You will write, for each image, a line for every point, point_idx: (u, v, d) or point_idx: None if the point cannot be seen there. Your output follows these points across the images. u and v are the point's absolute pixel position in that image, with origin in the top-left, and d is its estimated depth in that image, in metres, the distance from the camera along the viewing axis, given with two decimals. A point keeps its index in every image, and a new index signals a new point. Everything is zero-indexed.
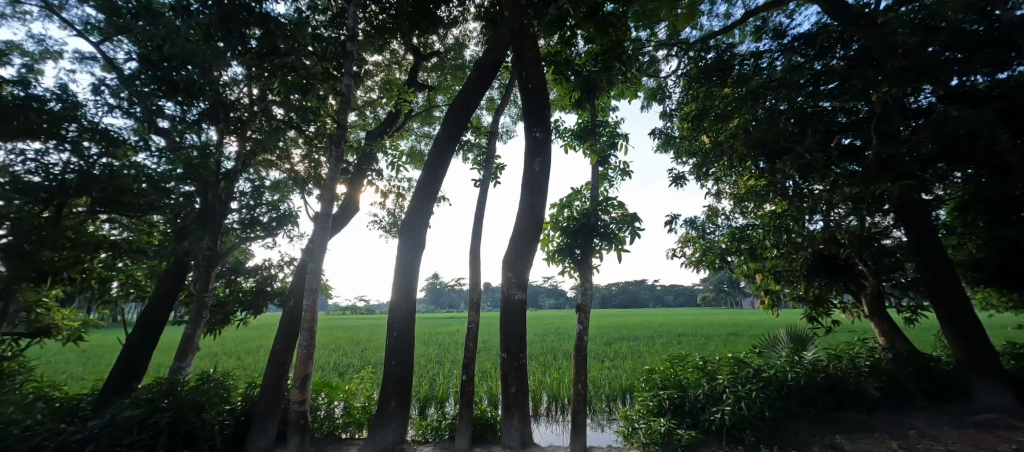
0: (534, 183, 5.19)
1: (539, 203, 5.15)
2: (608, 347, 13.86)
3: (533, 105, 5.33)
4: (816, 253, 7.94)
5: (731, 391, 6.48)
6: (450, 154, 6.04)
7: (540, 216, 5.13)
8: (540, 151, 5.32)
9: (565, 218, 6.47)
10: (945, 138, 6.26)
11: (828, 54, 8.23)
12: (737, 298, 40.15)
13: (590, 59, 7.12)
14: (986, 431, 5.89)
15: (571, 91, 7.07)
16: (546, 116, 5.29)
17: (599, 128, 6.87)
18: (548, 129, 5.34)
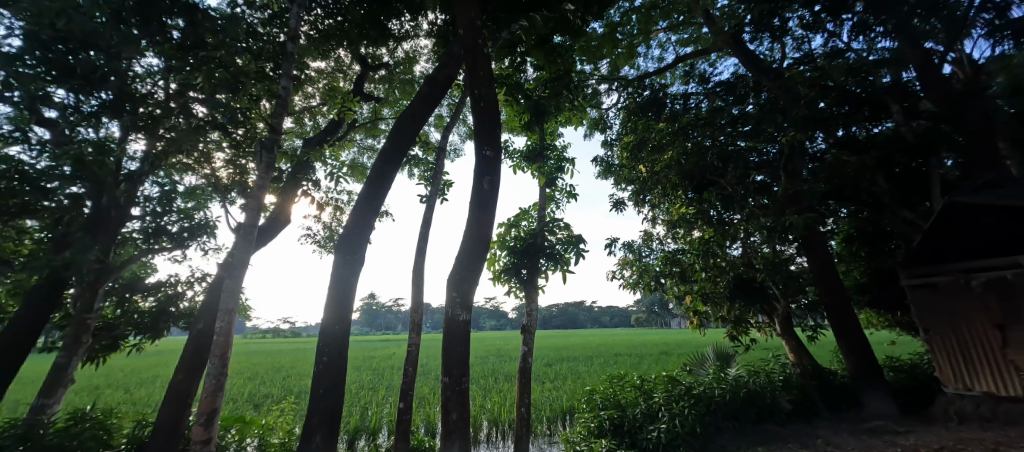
0: (482, 202, 4.93)
1: (487, 222, 4.90)
2: (548, 368, 13.86)
3: (484, 123, 5.18)
4: (737, 277, 8.62)
5: (667, 409, 6.72)
6: (396, 167, 5.76)
7: (487, 235, 4.88)
8: (489, 170, 5.11)
9: (513, 239, 6.45)
10: (840, 178, 7.21)
11: (744, 100, 9.28)
12: (665, 320, 42.86)
13: (540, 85, 7.28)
14: (875, 436, 6.66)
15: (521, 115, 7.16)
16: (496, 135, 5.13)
17: (547, 151, 7.08)
18: (499, 148, 5.16)
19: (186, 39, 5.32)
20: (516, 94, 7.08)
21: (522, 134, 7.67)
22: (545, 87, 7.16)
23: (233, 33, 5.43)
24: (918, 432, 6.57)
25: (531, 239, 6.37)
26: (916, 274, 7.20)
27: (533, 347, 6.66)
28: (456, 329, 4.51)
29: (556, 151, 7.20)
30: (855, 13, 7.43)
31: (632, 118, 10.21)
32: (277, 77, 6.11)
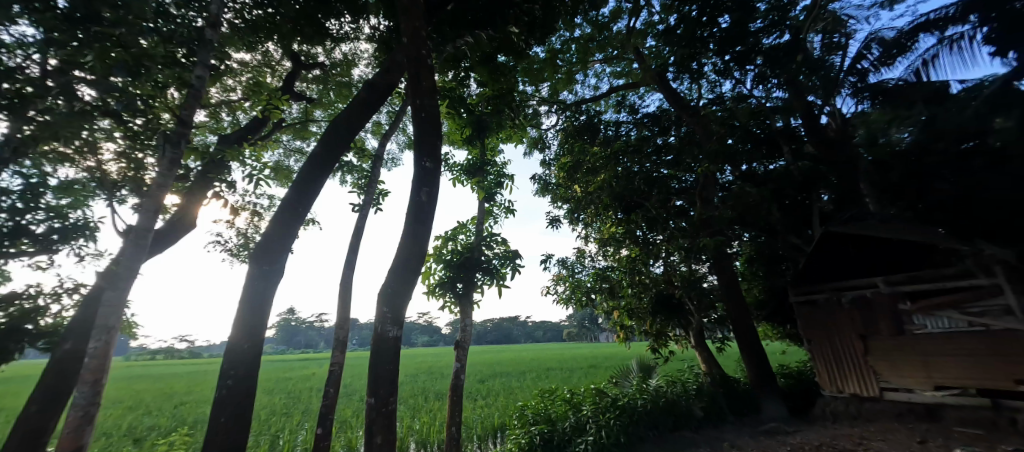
0: (419, 213, 4.69)
1: (423, 235, 4.68)
2: (481, 385, 13.65)
3: (424, 134, 4.98)
4: (659, 293, 9.30)
5: (594, 421, 6.93)
6: (325, 173, 5.37)
7: (422, 249, 4.64)
8: (428, 182, 4.91)
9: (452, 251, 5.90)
10: (744, 207, 8.15)
11: (667, 132, 10.18)
12: (595, 334, 44.55)
13: (482, 101, 7.29)
14: (770, 436, 7.45)
15: (463, 128, 7.12)
16: (437, 146, 4.94)
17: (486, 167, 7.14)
18: (438, 160, 4.98)
19: (73, 9, 4.57)
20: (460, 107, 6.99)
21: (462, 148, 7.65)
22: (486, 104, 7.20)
23: (139, 11, 4.64)
24: (803, 431, 7.47)
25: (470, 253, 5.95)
26: (801, 291, 8.34)
27: (466, 363, 6.52)
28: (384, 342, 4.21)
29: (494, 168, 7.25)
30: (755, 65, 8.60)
31: (569, 140, 10.71)
32: (190, 64, 5.46)
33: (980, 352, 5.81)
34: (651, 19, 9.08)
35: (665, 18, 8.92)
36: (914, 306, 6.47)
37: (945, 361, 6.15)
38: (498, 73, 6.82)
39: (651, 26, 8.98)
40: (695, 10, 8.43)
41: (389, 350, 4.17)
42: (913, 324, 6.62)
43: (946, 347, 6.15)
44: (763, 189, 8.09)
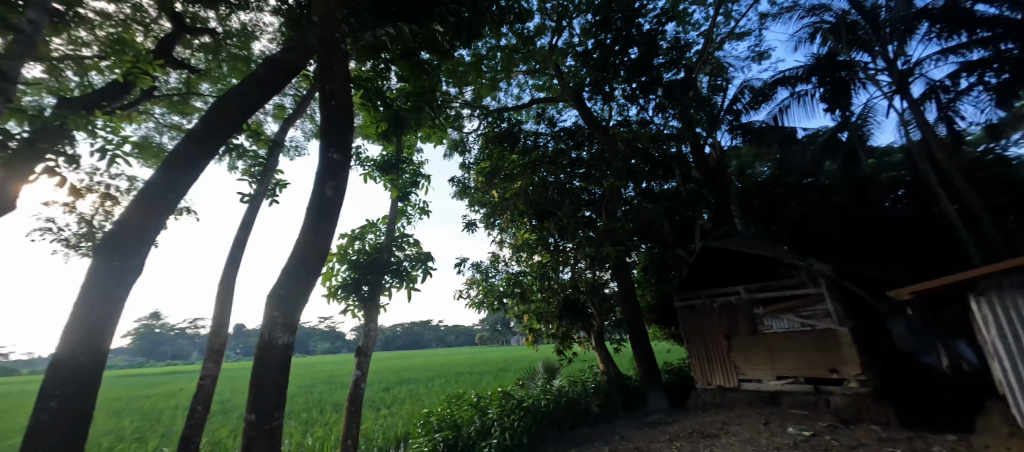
0: (324, 209, 3.70)
1: (323, 232, 3.62)
2: (384, 393, 12.97)
3: (334, 124, 4.00)
4: (566, 297, 9.55)
5: (499, 423, 7.02)
6: (209, 157, 3.41)
7: (324, 246, 3.59)
8: (332, 173, 3.88)
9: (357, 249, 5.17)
10: (642, 220, 9.03)
11: (580, 147, 10.80)
12: (505, 337, 45.33)
13: (399, 96, 6.41)
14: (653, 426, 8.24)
15: (377, 123, 6.19)
16: (349, 140, 4.03)
17: (400, 164, 6.72)
18: (347, 154, 4.06)
19: None
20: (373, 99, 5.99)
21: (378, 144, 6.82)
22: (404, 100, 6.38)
23: None
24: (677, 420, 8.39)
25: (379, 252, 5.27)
26: (681, 296, 9.19)
27: (367, 370, 6.09)
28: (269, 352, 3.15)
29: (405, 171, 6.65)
30: (657, 95, 9.61)
31: (489, 145, 10.82)
32: None
33: (808, 347, 7.09)
34: (571, 40, 9.61)
35: (583, 41, 9.52)
36: (766, 310, 7.73)
37: (786, 355, 7.36)
38: (417, 65, 5.97)
39: (570, 46, 9.51)
40: (610, 39, 9.14)
41: (277, 364, 3.15)
42: (765, 325, 7.79)
43: (786, 344, 7.37)
44: (656, 206, 9.08)
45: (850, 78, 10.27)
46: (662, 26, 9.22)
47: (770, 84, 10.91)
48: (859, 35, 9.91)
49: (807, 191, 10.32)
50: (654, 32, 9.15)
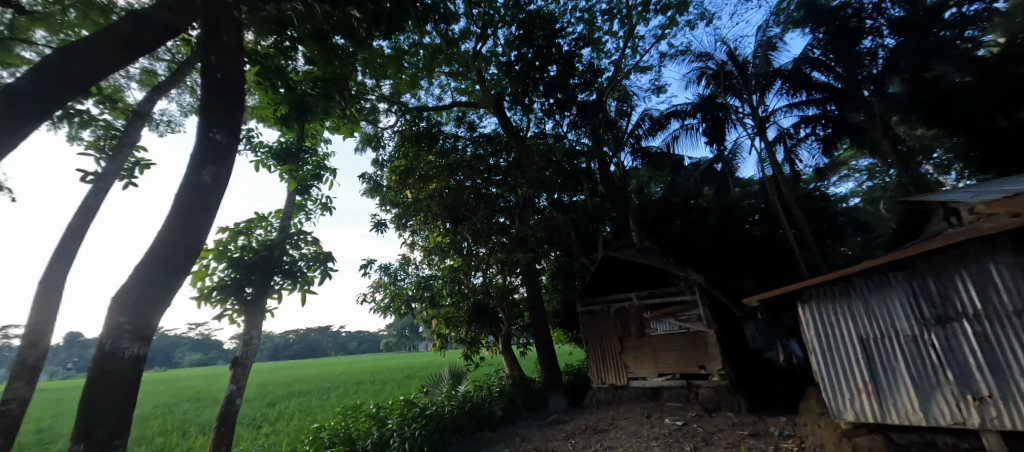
0: (199, 203, 2.30)
1: (188, 234, 2.22)
2: (267, 409, 11.49)
3: (216, 101, 2.50)
4: (476, 302, 9.46)
5: (399, 434, 6.65)
6: (28, 129, 2.02)
7: (194, 248, 2.27)
8: (211, 155, 2.42)
9: (237, 249, 3.35)
10: (552, 228, 9.43)
11: (499, 154, 10.86)
12: (411, 343, 43.61)
13: (310, 80, 3.81)
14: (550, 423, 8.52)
15: (274, 111, 3.66)
16: (238, 120, 2.58)
17: (304, 152, 4.14)
18: (238, 138, 2.59)
19: None
20: (273, 80, 3.42)
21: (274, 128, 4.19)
22: (315, 87, 3.81)
23: None
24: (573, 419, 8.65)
25: (268, 253, 3.39)
26: (584, 301, 9.78)
27: (244, 385, 4.51)
28: (104, 389, 1.90)
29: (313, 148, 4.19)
30: (571, 113, 10.16)
31: (405, 144, 10.40)
32: None
33: (684, 347, 8.02)
34: (495, 48, 9.72)
35: (506, 51, 9.70)
36: (653, 314, 8.49)
37: (668, 354, 8.19)
38: (334, 50, 3.70)
39: (494, 55, 9.61)
40: (531, 53, 9.44)
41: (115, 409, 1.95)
42: (652, 328, 8.51)
43: (667, 344, 8.24)
44: (564, 217, 9.59)
45: (725, 118, 12.05)
46: (579, 49, 9.83)
47: (665, 115, 12.32)
48: (733, 82, 11.70)
49: (688, 211, 11.82)
50: (571, 53, 9.70)
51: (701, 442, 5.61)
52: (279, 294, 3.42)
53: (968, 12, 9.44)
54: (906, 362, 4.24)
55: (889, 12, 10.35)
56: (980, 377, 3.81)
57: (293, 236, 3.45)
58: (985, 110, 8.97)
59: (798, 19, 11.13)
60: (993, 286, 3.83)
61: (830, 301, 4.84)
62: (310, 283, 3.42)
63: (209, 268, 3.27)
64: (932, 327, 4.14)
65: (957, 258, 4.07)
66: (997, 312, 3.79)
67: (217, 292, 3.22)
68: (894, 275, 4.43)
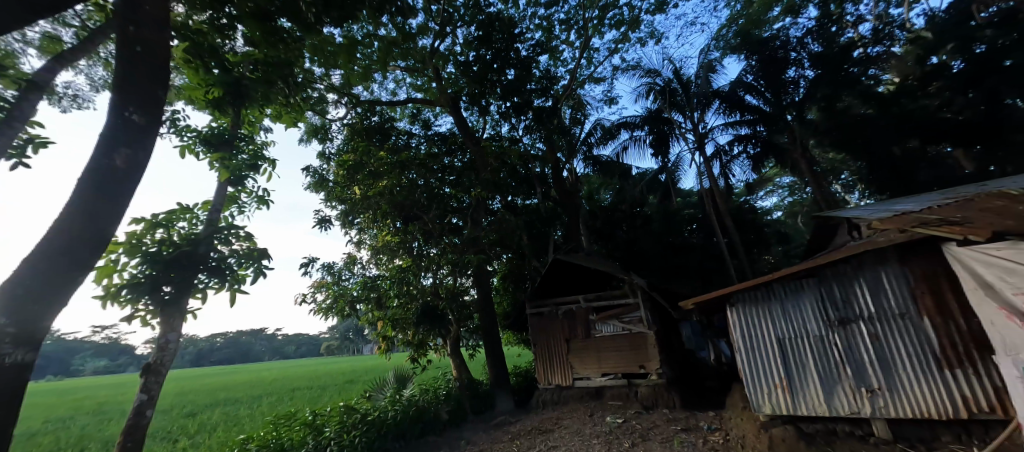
0: (106, 187, 1.92)
1: (92, 227, 1.85)
2: (187, 420, 10.44)
3: (131, 68, 2.06)
4: (425, 304, 9.04)
5: (337, 442, 6.32)
6: None
7: (100, 241, 1.91)
8: (125, 136, 2.02)
9: (153, 243, 2.36)
10: (504, 230, 9.47)
11: (453, 154, 10.67)
12: (355, 347, 41.73)
13: (250, 62, 2.97)
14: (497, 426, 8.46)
15: (206, 94, 2.79)
16: (159, 95, 2.15)
17: (240, 140, 3.30)
18: (158, 115, 2.16)
19: None
20: (206, 59, 2.70)
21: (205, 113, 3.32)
22: (256, 72, 2.98)
23: None
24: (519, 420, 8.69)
25: (192, 248, 2.41)
26: (532, 303, 9.75)
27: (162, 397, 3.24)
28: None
29: (250, 135, 3.41)
30: (527, 117, 10.27)
31: (356, 138, 10.00)
32: None
33: (626, 348, 8.38)
34: (453, 47, 9.64)
35: (465, 51, 9.65)
36: (598, 316, 8.79)
37: (610, 354, 8.53)
38: (280, 34, 3.00)
39: (452, 54, 9.52)
40: (489, 55, 9.48)
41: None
42: (597, 329, 8.80)
43: (610, 345, 8.57)
44: (516, 220, 9.64)
45: (669, 132, 12.77)
46: (537, 56, 10.00)
47: (616, 126, 12.87)
48: (677, 99, 12.48)
49: (634, 218, 12.49)
50: (529, 59, 9.86)
51: (639, 438, 5.88)
52: (203, 297, 2.49)
53: (872, 53, 10.78)
54: (815, 359, 4.74)
55: (810, 47, 11.51)
56: (872, 370, 4.39)
57: (221, 228, 2.50)
58: (882, 139, 10.29)
59: (735, 45, 12.10)
60: (882, 292, 4.45)
61: (754, 304, 5.26)
62: (240, 284, 2.53)
63: (116, 265, 2.28)
64: (836, 328, 4.67)
65: (856, 267, 4.65)
66: (885, 314, 4.41)
67: (125, 295, 2.23)
68: (807, 280, 4.92)
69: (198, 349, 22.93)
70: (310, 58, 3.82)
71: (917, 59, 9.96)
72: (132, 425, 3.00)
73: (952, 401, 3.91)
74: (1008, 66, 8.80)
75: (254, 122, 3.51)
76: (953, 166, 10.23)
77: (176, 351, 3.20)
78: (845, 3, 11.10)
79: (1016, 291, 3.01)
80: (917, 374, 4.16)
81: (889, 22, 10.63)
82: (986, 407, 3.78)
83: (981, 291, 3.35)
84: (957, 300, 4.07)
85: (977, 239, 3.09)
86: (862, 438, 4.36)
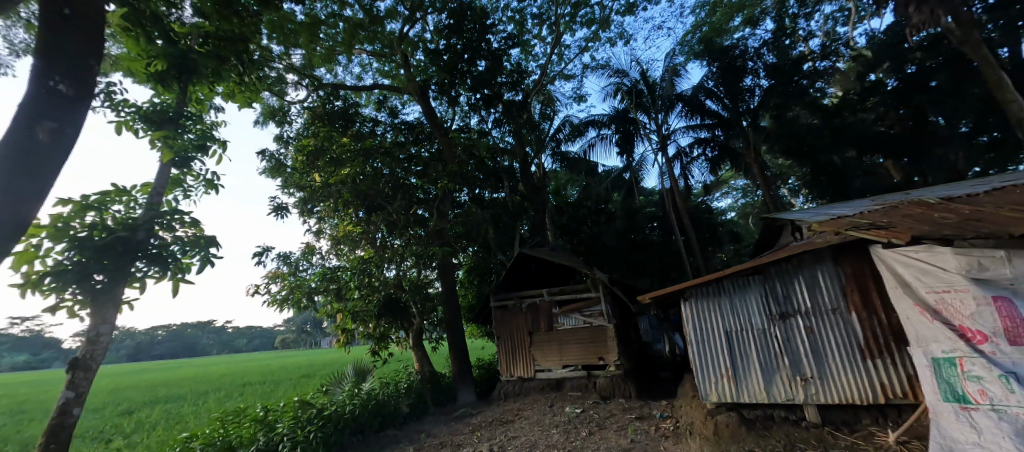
0: (26, 164, 1.63)
1: (14, 211, 1.58)
2: (121, 419, 9.68)
3: (63, 33, 1.81)
4: (387, 296, 8.70)
5: (290, 438, 6.07)
6: None
7: (18, 225, 1.62)
8: (50, 108, 1.74)
9: (82, 226, 2.11)
10: (471, 223, 9.40)
11: (420, 143, 10.44)
12: (314, 340, 40.22)
13: (200, 34, 2.69)
14: (458, 419, 8.26)
15: (148, 66, 2.51)
16: (90, 67, 1.89)
17: (187, 120, 2.90)
18: (89, 92, 1.90)
19: None
20: (148, 28, 2.41)
21: (147, 87, 2.98)
22: (206, 46, 2.72)
23: None
24: (481, 412, 8.65)
25: (129, 233, 2.17)
26: (496, 297, 9.67)
27: (89, 392, 2.96)
28: None
29: (197, 114, 3.06)
30: (497, 109, 10.21)
31: (317, 123, 9.61)
32: None
33: (587, 340, 8.61)
34: (423, 34, 9.43)
35: (435, 39, 9.46)
36: (560, 310, 8.97)
37: (572, 347, 8.72)
38: (234, 7, 2.79)
39: (421, 41, 9.30)
40: (460, 45, 9.35)
41: None
42: (559, 323, 8.96)
43: (572, 337, 8.75)
44: (484, 213, 9.52)
45: (634, 132, 13.07)
46: (508, 49, 9.96)
47: (584, 123, 13.11)
48: (643, 100, 12.82)
49: (599, 215, 12.85)
50: (500, 52, 9.80)
51: (595, 427, 6.09)
52: (142, 288, 2.22)
53: (820, 67, 11.54)
54: (757, 350, 5.08)
55: (765, 58, 12.17)
56: (807, 361, 4.77)
57: (164, 212, 2.27)
58: (826, 147, 11.09)
59: (699, 51, 12.72)
60: (819, 289, 4.83)
61: (705, 298, 5.55)
62: (185, 274, 2.29)
63: (40, 250, 2.01)
64: (777, 322, 5.02)
65: (796, 266, 5.01)
66: (820, 309, 4.79)
67: (49, 284, 1.98)
68: (753, 277, 5.25)
69: (137, 343, 21.30)
70: (268, 36, 3.61)
71: (858, 75, 10.87)
72: (56, 425, 2.76)
73: (873, 388, 4.36)
74: (934, 86, 9.72)
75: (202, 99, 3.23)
76: (884, 175, 11.22)
77: (110, 344, 2.93)
78: (798, 18, 11.73)
79: (928, 289, 3.43)
80: (845, 364, 4.57)
81: (835, 38, 11.39)
82: (901, 393, 4.24)
83: (899, 289, 3.72)
84: (881, 297, 4.49)
85: (898, 242, 3.39)
86: (796, 423, 4.72)
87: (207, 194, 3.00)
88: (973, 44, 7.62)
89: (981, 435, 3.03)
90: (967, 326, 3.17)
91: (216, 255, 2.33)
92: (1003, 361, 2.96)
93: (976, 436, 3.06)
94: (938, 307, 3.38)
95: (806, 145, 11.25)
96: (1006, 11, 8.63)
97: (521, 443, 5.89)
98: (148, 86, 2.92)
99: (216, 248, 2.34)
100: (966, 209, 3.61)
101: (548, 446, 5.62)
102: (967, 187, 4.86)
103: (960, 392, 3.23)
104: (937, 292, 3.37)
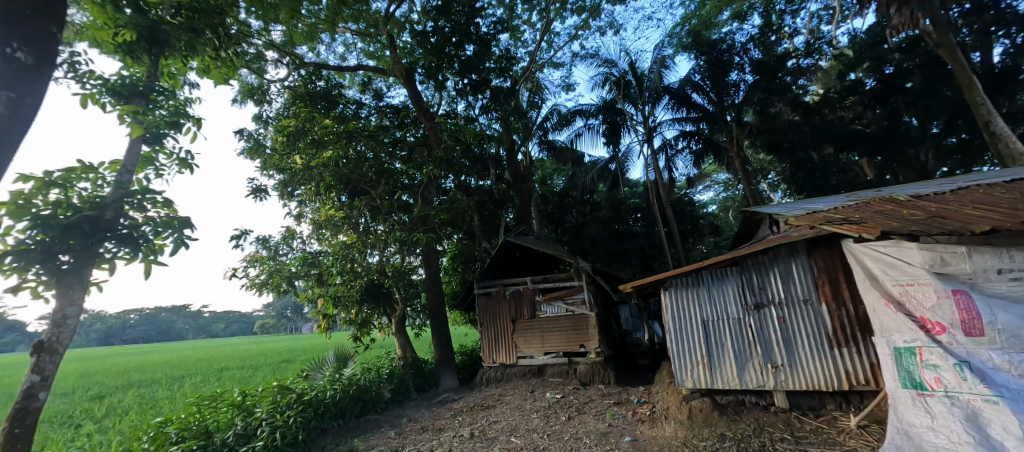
0: None
1: None
2: (92, 403, 9.41)
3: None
4: (369, 282, 8.55)
5: (268, 423, 5.98)
6: None
7: None
8: (9, 76, 1.65)
9: (45, 205, 2.01)
10: (456, 210, 9.28)
11: (406, 127, 10.17)
12: (294, 324, 39.69)
13: (172, 5, 2.52)
14: (440, 405, 8.25)
15: (116, 37, 2.37)
16: (48, 30, 1.77)
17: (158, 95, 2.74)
18: (48, 58, 1.78)
19: None
20: None
21: (116, 59, 2.80)
22: (179, 18, 2.56)
23: None
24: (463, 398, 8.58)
25: (97, 213, 2.08)
26: (480, 284, 9.66)
27: (57, 375, 2.86)
28: None
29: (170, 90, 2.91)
30: (484, 95, 10.10)
31: (298, 103, 9.35)
32: None
33: (568, 328, 8.72)
34: (410, 15, 9.19)
35: (422, 21, 9.21)
36: (544, 297, 9.04)
37: (554, 334, 8.83)
38: None
39: (408, 22, 9.05)
40: (449, 28, 9.15)
41: None
42: (542, 311, 9.03)
43: (554, 325, 8.86)
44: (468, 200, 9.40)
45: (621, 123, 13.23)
46: (497, 34, 9.80)
47: (571, 112, 13.10)
48: (631, 92, 12.80)
49: (584, 205, 13.08)
50: (489, 37, 9.64)
51: (575, 412, 6.21)
52: (111, 270, 2.15)
53: (803, 64, 11.68)
54: (732, 339, 5.24)
55: (751, 53, 12.26)
56: (778, 349, 4.95)
57: (134, 192, 2.19)
58: (806, 144, 11.35)
59: (687, 44, 12.73)
60: (793, 280, 5.00)
61: (684, 289, 5.65)
62: (157, 255, 2.22)
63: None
64: (752, 312, 5.18)
65: (773, 258, 5.14)
66: (793, 300, 4.96)
67: (10, 264, 1.88)
68: (731, 269, 5.36)
69: (110, 326, 20.73)
70: (246, 9, 3.49)
71: (839, 74, 11.22)
72: (20, 409, 2.67)
73: (839, 376, 4.58)
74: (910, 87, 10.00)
75: (175, 73, 3.05)
76: (859, 172, 11.56)
77: (76, 327, 2.82)
78: (785, 15, 11.82)
79: (894, 282, 3.57)
80: (814, 353, 4.76)
81: (819, 37, 11.49)
82: (864, 380, 4.47)
83: (866, 282, 3.85)
84: (850, 288, 4.69)
85: (869, 236, 3.49)
86: (765, 407, 4.92)
87: (181, 173, 2.87)
88: (948, 47, 7.88)
89: (934, 420, 3.20)
90: (927, 317, 3.34)
91: (190, 240, 2.25)
92: (957, 351, 3.16)
93: (929, 420, 3.25)
94: (902, 299, 3.52)
95: (786, 141, 11.48)
96: (981, 16, 8.88)
97: (502, 428, 5.98)
98: (116, 57, 2.75)
99: (190, 228, 2.27)
100: (932, 207, 3.76)
101: (528, 430, 5.72)
102: (935, 186, 5.05)
103: (917, 379, 3.40)
104: (902, 285, 3.51)
